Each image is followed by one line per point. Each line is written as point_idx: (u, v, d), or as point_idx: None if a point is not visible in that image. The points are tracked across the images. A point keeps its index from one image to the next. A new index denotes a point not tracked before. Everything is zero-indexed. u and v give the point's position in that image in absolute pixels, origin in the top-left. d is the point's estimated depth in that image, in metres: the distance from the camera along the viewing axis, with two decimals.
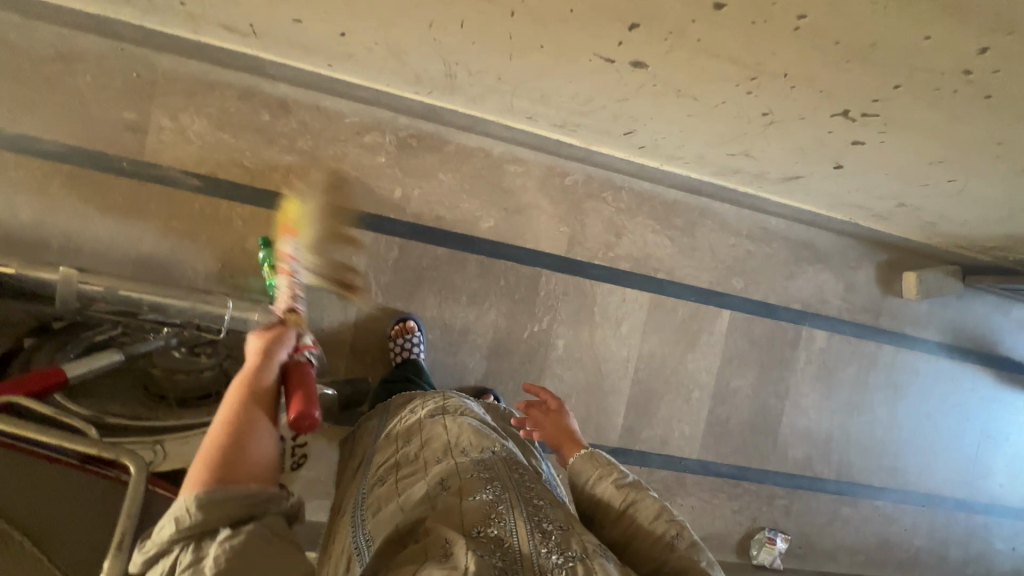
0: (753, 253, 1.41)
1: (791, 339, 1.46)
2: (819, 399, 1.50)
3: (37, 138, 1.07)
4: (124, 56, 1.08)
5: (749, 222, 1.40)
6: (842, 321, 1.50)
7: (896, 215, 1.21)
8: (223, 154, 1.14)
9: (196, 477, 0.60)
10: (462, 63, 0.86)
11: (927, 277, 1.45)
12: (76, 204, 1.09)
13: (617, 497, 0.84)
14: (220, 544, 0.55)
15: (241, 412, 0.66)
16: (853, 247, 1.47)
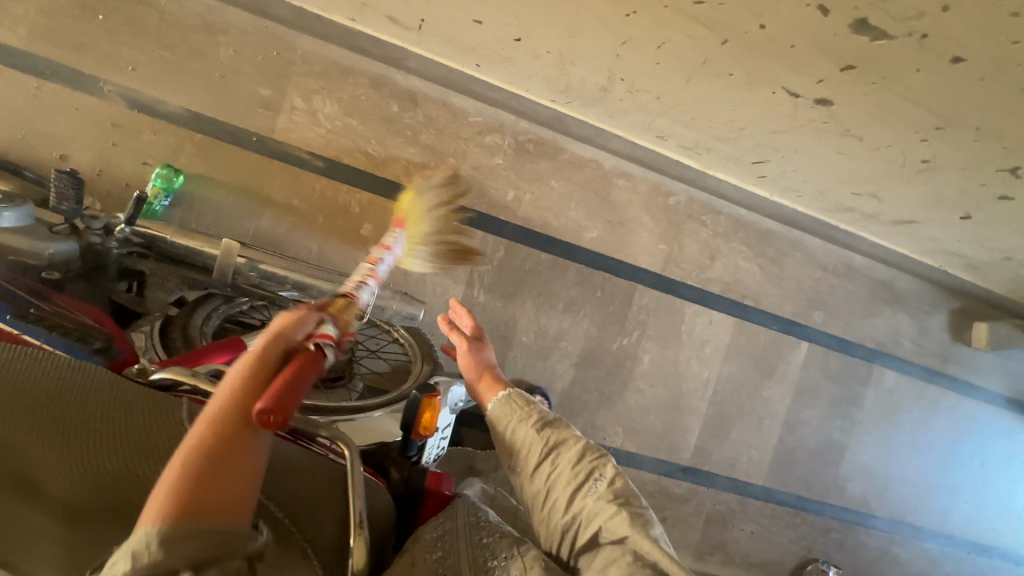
0: (837, 289, 1.43)
1: (862, 376, 1.49)
2: (882, 438, 1.52)
3: (172, 105, 1.07)
4: (266, 34, 1.09)
5: (836, 258, 1.42)
6: (911, 364, 1.52)
7: (994, 267, 1.23)
8: (349, 139, 1.15)
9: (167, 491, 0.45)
10: (627, 79, 0.88)
11: (999, 328, 1.48)
12: (204, 173, 1.10)
13: (539, 442, 0.79)
14: None
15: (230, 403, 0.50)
16: (930, 292, 1.50)
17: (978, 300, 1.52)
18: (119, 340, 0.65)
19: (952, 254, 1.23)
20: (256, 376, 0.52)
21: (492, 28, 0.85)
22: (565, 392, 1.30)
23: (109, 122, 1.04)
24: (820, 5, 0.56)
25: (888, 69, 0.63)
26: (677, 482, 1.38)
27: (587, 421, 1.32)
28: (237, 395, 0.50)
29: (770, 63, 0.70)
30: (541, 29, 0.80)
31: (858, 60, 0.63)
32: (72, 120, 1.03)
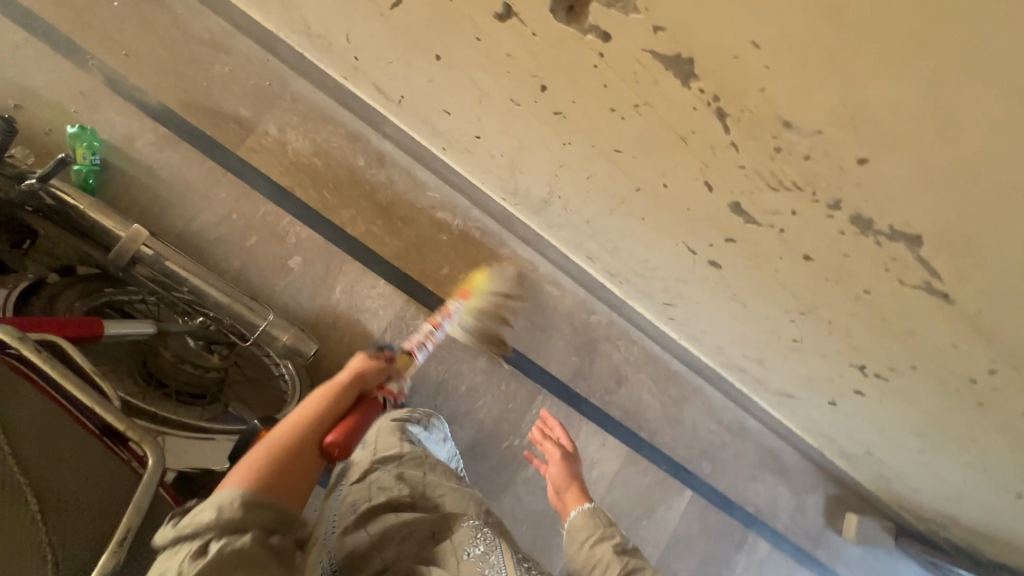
0: (728, 444, 1.49)
1: (736, 539, 1.51)
2: None
3: (150, 97, 1.12)
4: (265, 65, 1.17)
5: (733, 415, 1.49)
6: (785, 538, 1.55)
7: (865, 462, 1.31)
8: (309, 177, 1.20)
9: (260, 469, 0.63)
10: (563, 198, 0.98)
11: (867, 524, 1.55)
12: (154, 163, 1.12)
13: (616, 564, 0.83)
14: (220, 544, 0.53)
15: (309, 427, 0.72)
16: (812, 472, 1.57)
17: (857, 496, 1.59)
18: None
19: (831, 438, 1.31)
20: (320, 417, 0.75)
21: (457, 119, 0.94)
22: None
23: (80, 92, 1.08)
24: (705, 181, 0.67)
25: (758, 250, 0.74)
26: None
27: None
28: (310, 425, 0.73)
29: (671, 217, 0.80)
30: (497, 134, 0.91)
31: (736, 234, 0.74)
32: (46, 81, 1.06)
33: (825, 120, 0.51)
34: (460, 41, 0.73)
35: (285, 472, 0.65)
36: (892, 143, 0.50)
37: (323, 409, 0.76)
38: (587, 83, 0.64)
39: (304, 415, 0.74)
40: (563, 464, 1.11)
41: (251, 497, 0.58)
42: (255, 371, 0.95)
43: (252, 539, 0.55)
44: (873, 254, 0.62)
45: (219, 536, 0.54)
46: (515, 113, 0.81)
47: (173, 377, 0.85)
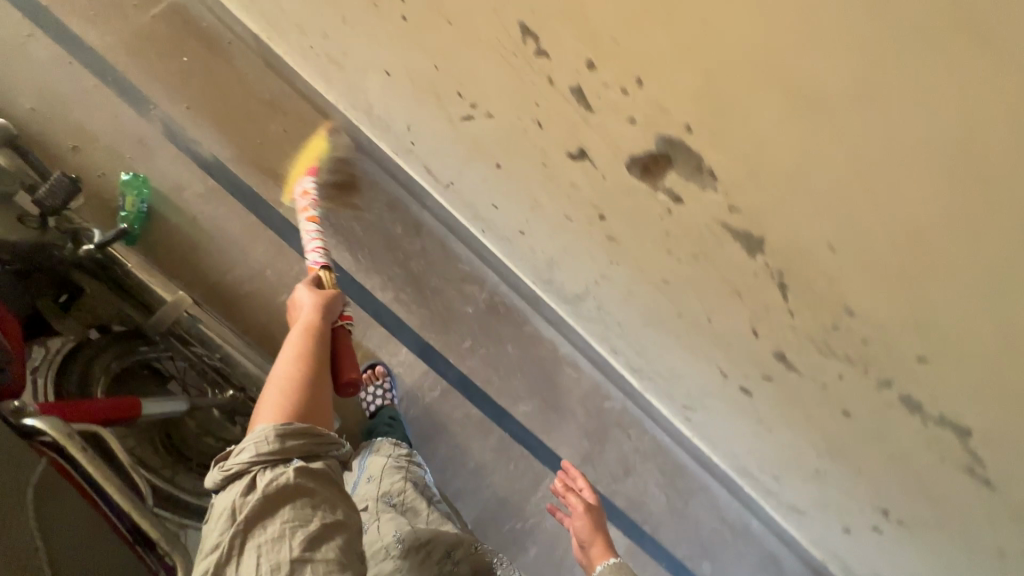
0: (731, 546, 1.45)
1: None
2: None
3: (204, 149, 1.14)
4: (319, 129, 1.20)
5: (738, 516, 1.46)
6: None
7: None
8: (346, 239, 1.22)
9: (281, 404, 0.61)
10: (599, 300, 0.99)
11: None
12: (197, 213, 1.13)
13: None
14: (278, 472, 0.55)
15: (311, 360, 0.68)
16: None
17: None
18: (18, 364, 0.60)
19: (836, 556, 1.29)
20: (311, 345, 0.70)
21: (505, 214, 0.96)
22: None
23: (138, 139, 1.11)
24: (753, 329, 0.68)
25: (795, 393, 0.74)
26: None
27: None
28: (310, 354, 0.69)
29: (709, 345, 0.81)
30: (543, 236, 0.93)
31: (775, 375, 0.74)
32: (107, 126, 1.09)
33: (892, 322, 0.54)
34: (525, 160, 0.75)
35: (306, 400, 0.63)
36: (954, 353, 0.52)
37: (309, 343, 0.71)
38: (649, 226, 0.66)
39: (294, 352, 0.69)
40: (589, 517, 1.01)
41: (282, 430, 0.57)
42: None
43: (295, 475, 0.55)
44: (915, 428, 0.63)
45: (270, 467, 0.55)
46: (567, 225, 0.83)
47: (194, 449, 0.85)
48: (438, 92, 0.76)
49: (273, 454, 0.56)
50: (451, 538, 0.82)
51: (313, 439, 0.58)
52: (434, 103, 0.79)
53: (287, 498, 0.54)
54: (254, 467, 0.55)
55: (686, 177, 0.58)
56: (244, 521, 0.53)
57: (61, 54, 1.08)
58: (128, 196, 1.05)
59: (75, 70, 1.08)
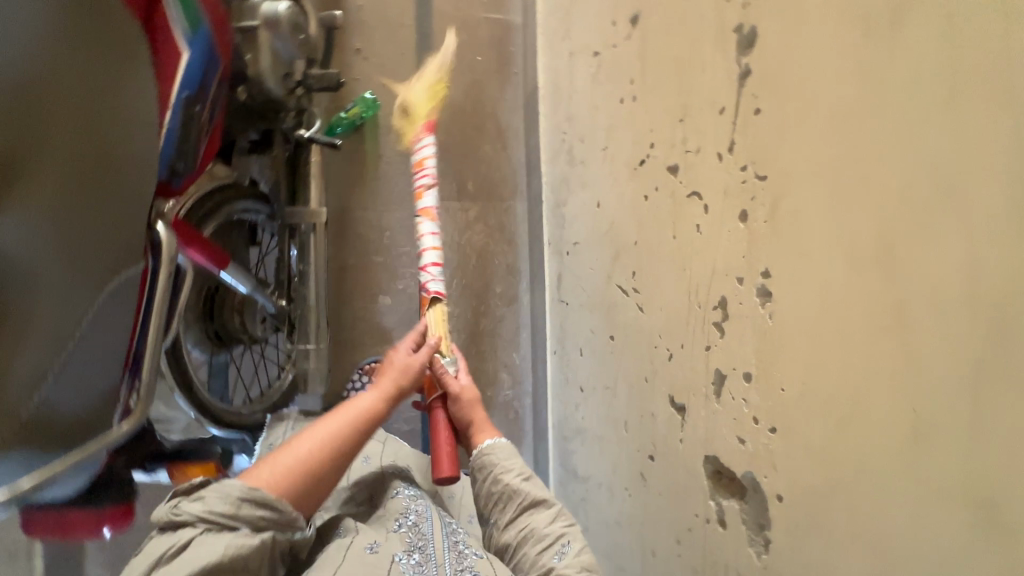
0: None
1: None
2: None
3: (431, 121, 1.28)
4: (514, 176, 1.31)
5: None
6: None
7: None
8: (457, 262, 1.28)
9: (280, 475, 0.57)
10: (586, 495, 0.97)
11: None
12: (384, 155, 1.26)
13: (518, 495, 0.73)
14: (229, 544, 0.52)
15: (335, 446, 0.61)
16: None
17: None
18: (188, 178, 0.69)
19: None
20: (371, 418, 0.66)
21: (581, 363, 0.99)
22: None
23: (398, 80, 1.27)
24: None
25: None
26: None
27: None
28: (359, 426, 0.64)
29: None
30: (592, 408, 0.94)
31: None
32: (389, 56, 1.27)
33: None
34: (634, 362, 0.76)
35: (303, 480, 0.58)
36: None
37: (351, 424, 0.63)
38: (676, 510, 0.65)
39: (333, 419, 0.63)
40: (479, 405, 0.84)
41: (245, 494, 0.54)
42: (271, 353, 0.99)
43: (237, 540, 0.52)
44: None
45: (208, 529, 0.53)
46: (617, 427, 0.83)
47: (218, 317, 0.90)
48: (619, 255, 0.81)
49: (228, 521, 0.53)
50: (389, 486, 0.76)
51: (271, 518, 0.55)
52: (611, 255, 0.85)
53: (222, 555, 0.51)
54: (198, 524, 0.53)
55: (743, 523, 0.53)
56: (187, 548, 0.51)
57: None
58: (354, 108, 1.17)
59: (407, 7, 1.28)
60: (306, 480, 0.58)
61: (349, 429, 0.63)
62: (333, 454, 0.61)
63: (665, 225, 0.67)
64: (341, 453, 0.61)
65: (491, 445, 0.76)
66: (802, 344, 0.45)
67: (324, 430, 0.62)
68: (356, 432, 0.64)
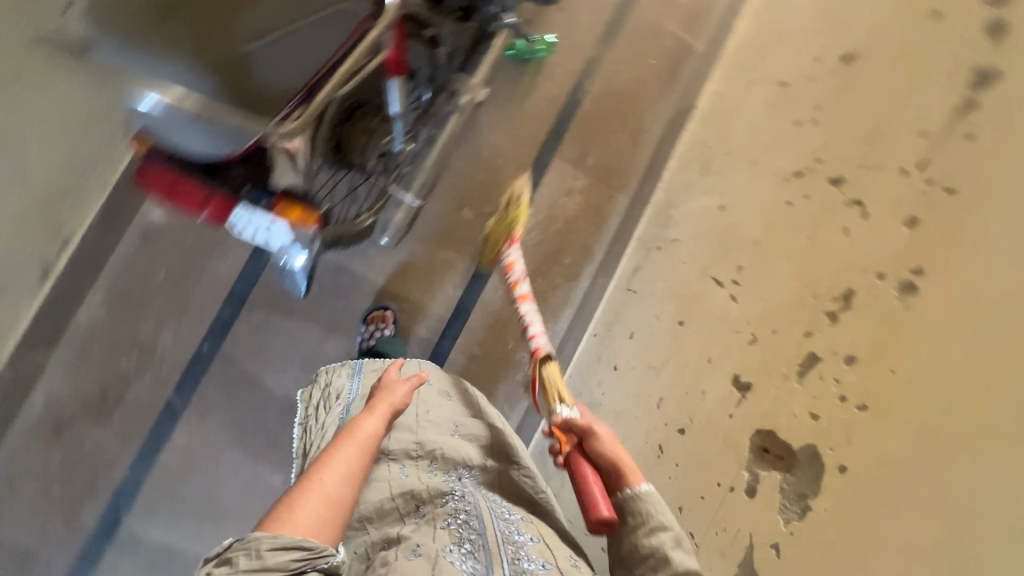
0: None
1: None
2: None
3: (586, 92, 1.36)
4: (632, 175, 1.35)
5: None
6: None
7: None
8: (544, 218, 1.32)
9: (311, 513, 0.56)
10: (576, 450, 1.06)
11: None
12: (532, 99, 1.34)
13: (641, 521, 0.71)
14: (275, 557, 0.52)
15: (349, 469, 0.61)
16: None
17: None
18: None
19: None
20: (375, 442, 0.66)
21: (626, 334, 1.07)
22: (260, 381, 1.19)
23: (577, 46, 1.36)
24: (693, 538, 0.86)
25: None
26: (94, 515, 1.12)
27: (215, 400, 1.17)
28: (365, 449, 0.64)
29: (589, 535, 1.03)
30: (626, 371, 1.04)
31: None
32: (582, 22, 1.36)
33: None
34: (704, 343, 0.95)
35: (328, 508, 0.57)
36: None
37: (359, 448, 0.63)
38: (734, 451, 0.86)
39: (343, 446, 0.63)
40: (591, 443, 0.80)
41: (273, 540, 0.52)
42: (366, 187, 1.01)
43: (278, 570, 0.51)
44: None
45: (233, 562, 0.51)
46: (644, 376, 1.01)
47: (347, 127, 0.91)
48: (728, 249, 0.97)
49: (260, 561, 0.51)
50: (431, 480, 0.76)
51: (305, 551, 0.53)
52: (712, 252, 0.99)
53: (268, 563, 0.51)
54: (229, 563, 0.52)
55: (789, 490, 0.79)
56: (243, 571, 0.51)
57: None
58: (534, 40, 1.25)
59: None
60: (334, 512, 0.57)
61: (358, 458, 0.63)
62: (349, 480, 0.60)
63: (804, 241, 0.88)
64: (354, 473, 0.61)
65: (643, 491, 0.72)
66: (923, 356, 0.70)
67: (338, 458, 0.61)
68: (365, 460, 0.63)
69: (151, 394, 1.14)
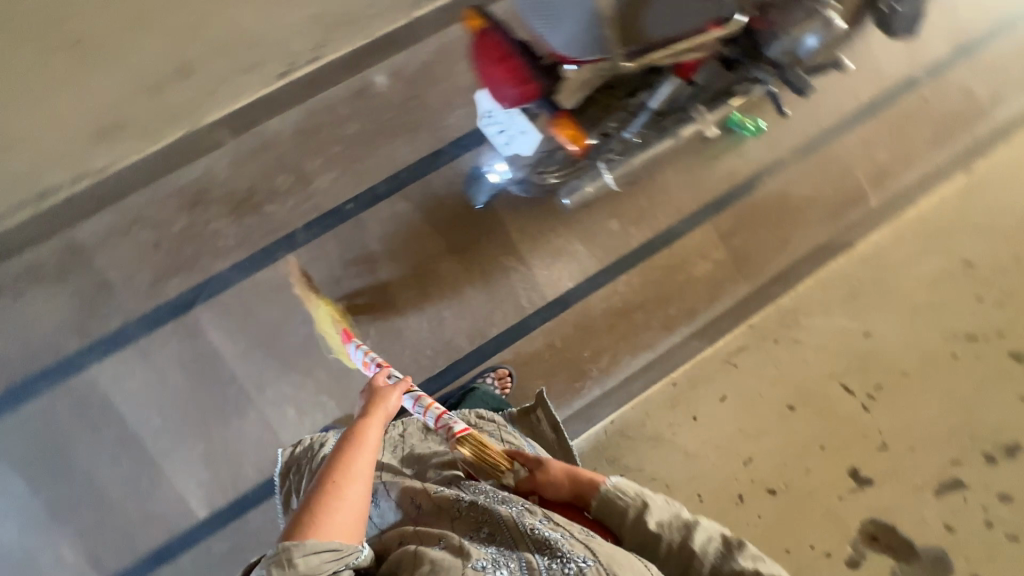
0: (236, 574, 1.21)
1: (110, 551, 1.17)
2: (11, 524, 1.13)
3: (766, 181, 1.44)
4: (764, 271, 1.43)
5: None
6: None
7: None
8: (674, 265, 1.40)
9: (341, 518, 0.69)
10: (755, 437, 1.31)
11: None
12: (721, 159, 1.41)
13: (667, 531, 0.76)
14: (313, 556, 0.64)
15: (362, 468, 0.75)
16: None
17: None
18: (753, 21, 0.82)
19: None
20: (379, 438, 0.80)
21: (738, 380, 1.35)
22: (376, 260, 1.24)
23: (780, 139, 1.44)
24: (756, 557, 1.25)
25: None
26: (176, 289, 1.17)
27: (331, 255, 1.22)
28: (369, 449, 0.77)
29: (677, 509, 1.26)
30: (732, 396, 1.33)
31: None
32: (793, 125, 1.45)
33: None
34: (887, 423, 1.32)
35: (347, 508, 0.70)
36: None
37: (369, 448, 0.78)
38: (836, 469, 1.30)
39: (357, 449, 0.77)
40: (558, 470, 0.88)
41: (310, 545, 0.65)
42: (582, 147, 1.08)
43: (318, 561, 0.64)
44: None
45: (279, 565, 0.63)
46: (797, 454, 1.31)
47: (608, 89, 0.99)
48: (877, 385, 1.35)
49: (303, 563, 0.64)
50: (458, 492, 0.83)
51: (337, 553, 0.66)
52: (868, 380, 1.35)
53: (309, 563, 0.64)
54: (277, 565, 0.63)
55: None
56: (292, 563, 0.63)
57: (846, 111, 1.47)
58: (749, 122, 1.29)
59: (834, 114, 1.47)
60: (358, 512, 0.71)
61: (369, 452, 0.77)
62: (362, 478, 0.73)
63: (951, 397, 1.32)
64: (365, 473, 0.74)
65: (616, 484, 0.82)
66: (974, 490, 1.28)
67: (357, 466, 0.74)
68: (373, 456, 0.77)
69: (283, 218, 1.20)
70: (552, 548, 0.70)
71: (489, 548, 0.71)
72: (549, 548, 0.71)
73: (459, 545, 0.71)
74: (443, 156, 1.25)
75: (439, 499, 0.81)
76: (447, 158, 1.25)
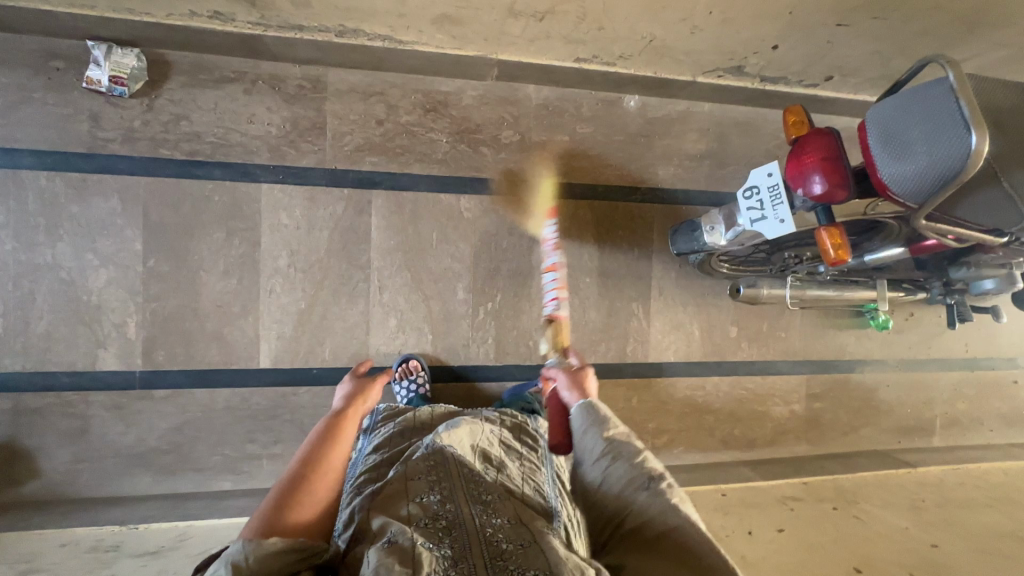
0: (259, 433, 1.21)
1: (169, 349, 1.16)
2: (106, 275, 1.13)
3: (865, 370, 1.54)
4: (825, 442, 1.51)
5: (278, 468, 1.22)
6: (94, 382, 1.13)
7: (99, 562, 0.94)
8: (760, 393, 1.47)
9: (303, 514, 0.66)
10: None
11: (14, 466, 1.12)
12: (841, 330, 1.51)
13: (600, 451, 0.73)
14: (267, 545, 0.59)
15: (329, 467, 0.75)
16: (116, 480, 1.16)
17: (11, 497, 1.12)
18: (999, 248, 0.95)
19: (191, 544, 1.01)
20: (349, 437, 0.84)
21: None
22: (537, 243, 1.31)
23: (893, 343, 1.56)
24: None
25: None
26: (370, 166, 1.22)
27: (506, 217, 1.29)
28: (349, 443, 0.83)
29: None
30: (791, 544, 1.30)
31: None
32: (908, 339, 1.57)
33: None
34: None
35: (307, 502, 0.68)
36: None
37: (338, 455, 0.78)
38: None
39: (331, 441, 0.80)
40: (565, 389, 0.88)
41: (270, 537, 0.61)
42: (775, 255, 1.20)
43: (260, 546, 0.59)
44: None
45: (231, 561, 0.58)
46: None
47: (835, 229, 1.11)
48: None
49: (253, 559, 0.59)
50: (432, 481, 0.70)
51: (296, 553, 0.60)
52: None
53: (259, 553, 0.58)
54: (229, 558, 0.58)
55: None
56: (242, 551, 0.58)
57: (954, 351, 1.60)
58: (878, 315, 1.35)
59: (943, 348, 1.59)
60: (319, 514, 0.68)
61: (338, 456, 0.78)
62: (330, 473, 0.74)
63: None
64: (334, 469, 0.75)
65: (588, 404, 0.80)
66: None
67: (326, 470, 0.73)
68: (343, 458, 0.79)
69: (489, 163, 1.27)
70: (506, 561, 0.56)
71: (440, 550, 0.57)
72: (502, 561, 0.56)
73: (410, 547, 0.55)
74: (638, 195, 1.35)
75: (410, 486, 0.68)
76: (640, 198, 1.35)
